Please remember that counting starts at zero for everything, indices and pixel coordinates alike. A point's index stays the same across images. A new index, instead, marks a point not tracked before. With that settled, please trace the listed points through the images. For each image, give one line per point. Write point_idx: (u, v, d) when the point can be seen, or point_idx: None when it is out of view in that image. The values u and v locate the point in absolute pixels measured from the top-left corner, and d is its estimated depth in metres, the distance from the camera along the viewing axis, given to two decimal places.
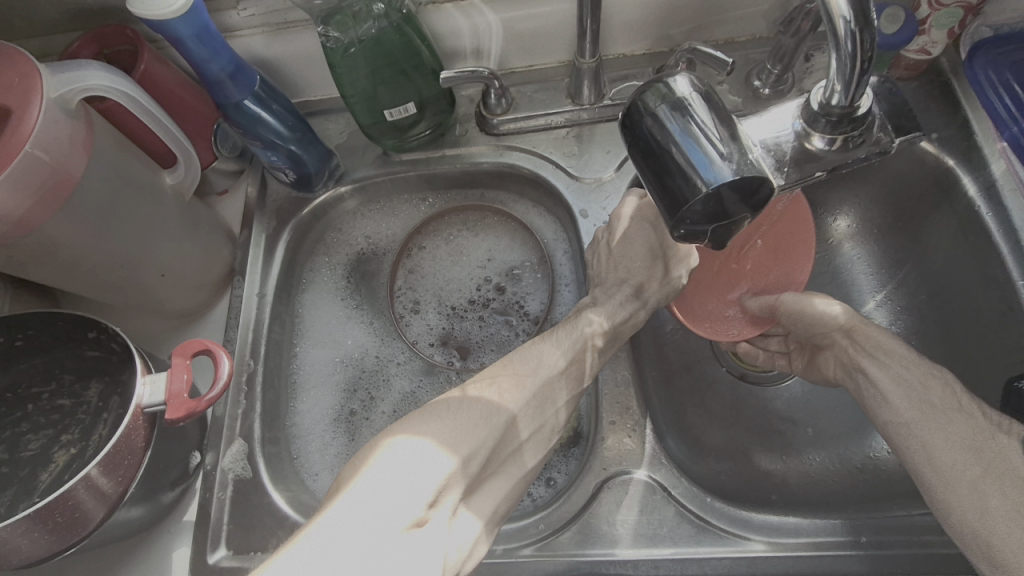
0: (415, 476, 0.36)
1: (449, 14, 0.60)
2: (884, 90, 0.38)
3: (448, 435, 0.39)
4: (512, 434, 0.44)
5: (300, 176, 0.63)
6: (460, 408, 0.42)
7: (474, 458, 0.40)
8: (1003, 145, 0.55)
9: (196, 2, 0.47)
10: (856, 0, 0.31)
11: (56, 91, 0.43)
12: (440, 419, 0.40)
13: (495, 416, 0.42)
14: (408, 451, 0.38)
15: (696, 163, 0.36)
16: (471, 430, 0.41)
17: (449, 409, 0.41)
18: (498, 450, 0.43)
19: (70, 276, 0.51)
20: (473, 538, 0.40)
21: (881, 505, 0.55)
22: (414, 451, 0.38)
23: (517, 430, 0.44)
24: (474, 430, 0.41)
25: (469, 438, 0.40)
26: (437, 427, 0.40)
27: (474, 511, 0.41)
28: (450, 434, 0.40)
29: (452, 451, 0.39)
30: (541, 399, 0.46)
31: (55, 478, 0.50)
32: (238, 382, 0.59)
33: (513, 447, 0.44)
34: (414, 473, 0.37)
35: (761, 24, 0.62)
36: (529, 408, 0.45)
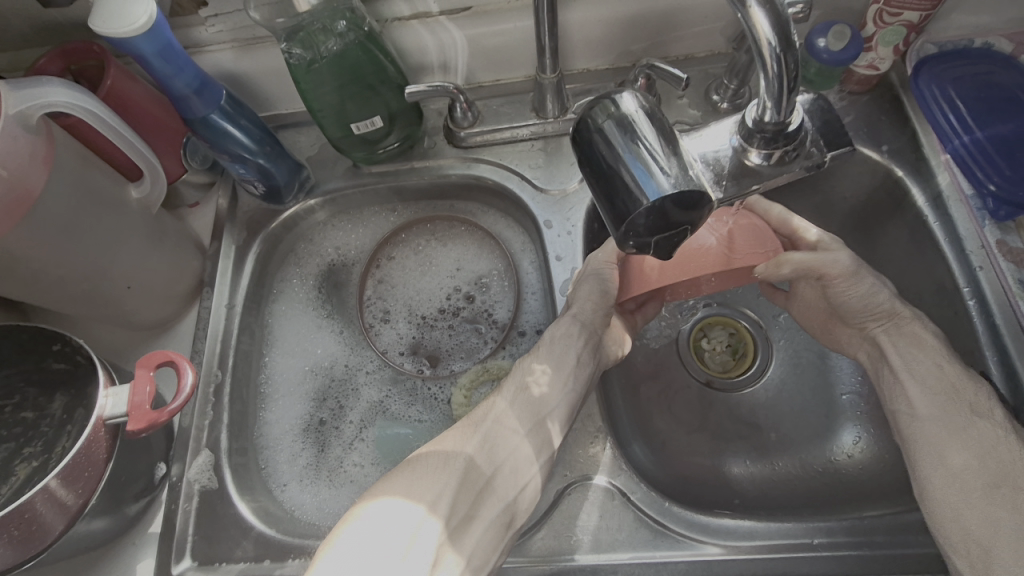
0: (386, 529, 0.40)
1: (414, 30, 0.61)
2: (818, 107, 0.40)
3: (414, 487, 0.43)
4: (477, 471, 0.45)
5: (269, 189, 0.63)
6: (423, 464, 0.45)
7: (442, 501, 0.43)
8: (946, 157, 0.57)
9: (158, 21, 0.48)
10: (779, 24, 0.33)
11: (15, 107, 0.43)
12: (406, 474, 0.44)
13: (454, 459, 0.45)
14: (377, 509, 0.41)
15: (639, 178, 0.37)
16: (435, 479, 0.44)
17: (415, 463, 0.45)
18: (468, 490, 0.44)
19: (34, 289, 0.51)
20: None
21: (838, 508, 0.56)
22: (382, 509, 0.41)
23: (482, 466, 0.46)
24: (439, 477, 0.44)
25: (435, 487, 0.43)
26: (402, 484, 0.43)
27: (458, 552, 0.42)
28: (415, 487, 0.43)
29: (418, 499, 0.42)
30: (496, 433, 0.48)
31: (15, 491, 0.50)
32: (205, 393, 0.60)
33: (483, 482, 0.45)
34: (384, 527, 0.40)
35: (719, 40, 0.64)
36: (491, 445, 0.47)
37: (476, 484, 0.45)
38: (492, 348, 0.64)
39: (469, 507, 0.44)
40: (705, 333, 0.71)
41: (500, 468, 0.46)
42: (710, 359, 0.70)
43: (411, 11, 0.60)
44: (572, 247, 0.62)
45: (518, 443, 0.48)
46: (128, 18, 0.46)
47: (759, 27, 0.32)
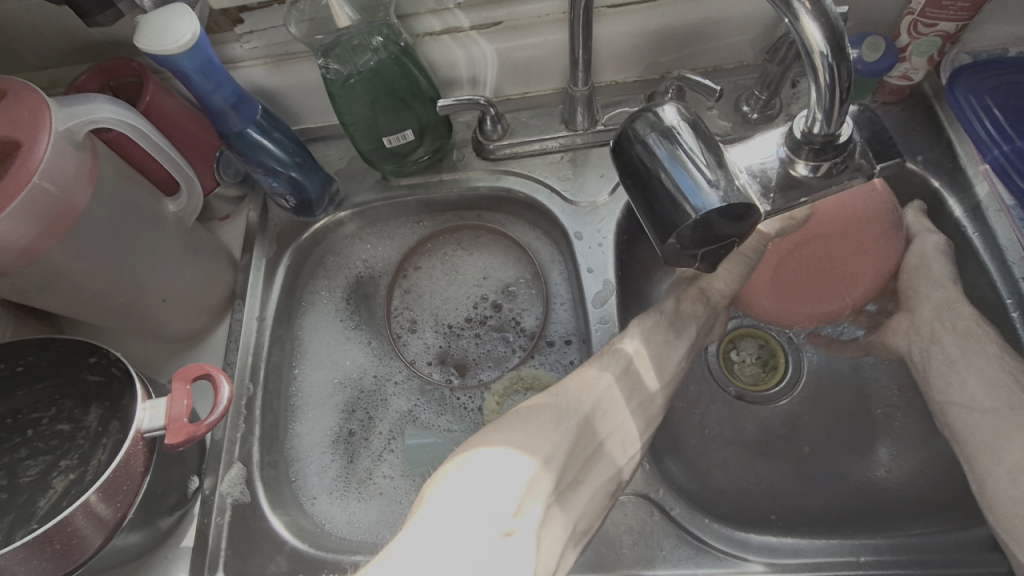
0: (505, 475, 0.38)
1: (446, 45, 0.62)
2: (864, 118, 0.39)
3: (531, 438, 0.41)
4: (587, 435, 0.44)
5: (300, 202, 0.64)
6: (533, 417, 0.43)
7: (557, 458, 0.41)
8: (986, 167, 0.57)
9: (200, 37, 0.49)
10: (832, 35, 0.33)
11: (63, 124, 0.44)
12: (521, 424, 0.42)
13: (569, 418, 0.43)
14: (495, 455, 0.39)
15: (685, 189, 0.37)
16: (547, 434, 0.42)
17: (531, 414, 0.43)
18: (578, 454, 0.43)
19: (73, 303, 0.52)
20: (559, 539, 0.40)
21: (880, 526, 0.55)
22: (495, 459, 0.39)
23: (593, 430, 0.45)
24: (555, 432, 0.42)
25: (553, 443, 0.41)
26: (513, 435, 0.41)
27: (563, 516, 0.41)
28: (527, 439, 0.41)
29: (537, 451, 0.40)
30: (606, 402, 0.46)
31: (53, 504, 0.50)
32: (237, 407, 0.60)
33: (593, 447, 0.44)
34: (503, 474, 0.38)
35: (748, 51, 0.64)
36: (602, 407, 0.46)
37: (586, 449, 0.44)
38: (521, 357, 0.64)
39: (575, 472, 0.43)
40: (734, 345, 0.69)
41: (608, 439, 0.45)
42: (739, 371, 0.68)
43: (443, 26, 0.60)
44: (603, 259, 0.62)
45: (625, 415, 0.47)
46: (173, 35, 0.47)
47: (812, 37, 0.33)
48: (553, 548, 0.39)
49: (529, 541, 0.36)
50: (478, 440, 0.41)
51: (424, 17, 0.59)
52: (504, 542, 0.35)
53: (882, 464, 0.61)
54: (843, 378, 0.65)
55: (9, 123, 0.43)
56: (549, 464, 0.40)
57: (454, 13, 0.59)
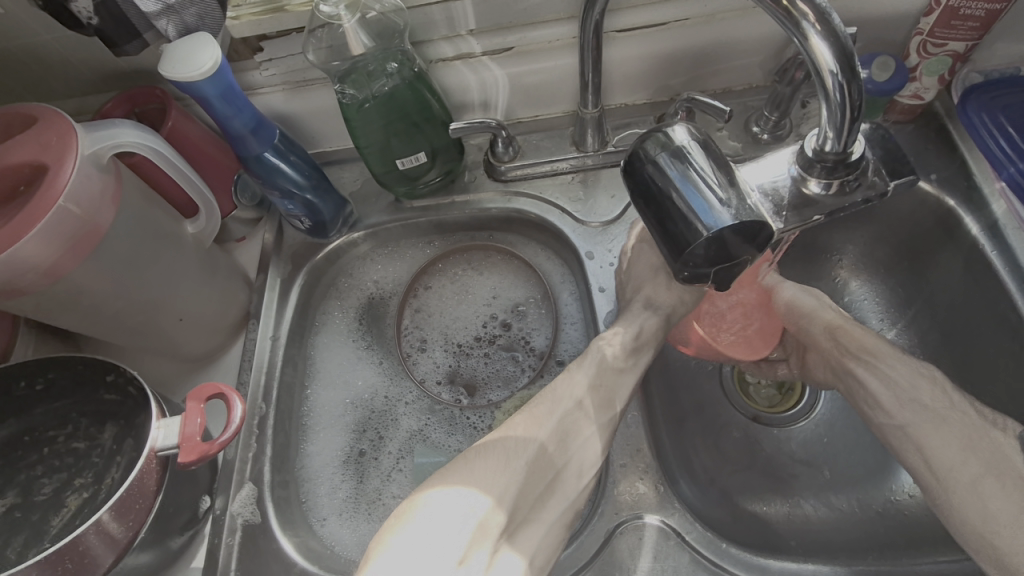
0: (453, 520, 0.38)
1: (458, 70, 0.63)
2: (877, 136, 0.39)
3: (481, 477, 0.40)
4: (544, 466, 0.43)
5: (315, 224, 0.65)
6: (487, 453, 0.42)
7: (509, 496, 0.40)
8: (1002, 185, 0.56)
9: (222, 65, 0.50)
10: (842, 55, 0.33)
11: (89, 148, 0.46)
12: (475, 461, 0.41)
13: (521, 452, 0.42)
14: (443, 498, 0.39)
15: (696, 208, 0.37)
16: (500, 472, 0.41)
17: (481, 451, 0.42)
18: (533, 485, 0.42)
19: (93, 322, 0.53)
20: None
21: (905, 553, 0.53)
22: (444, 503, 0.39)
23: (550, 462, 0.44)
24: (507, 469, 0.41)
25: (506, 480, 0.41)
26: (464, 475, 0.41)
27: (517, 549, 0.40)
28: (479, 479, 0.40)
29: (487, 489, 0.40)
30: (567, 428, 0.45)
31: (67, 522, 0.50)
32: (249, 426, 0.60)
33: (551, 474, 0.43)
34: (450, 519, 0.38)
35: (757, 73, 0.65)
36: (558, 436, 0.45)
37: (543, 482, 0.43)
38: (531, 376, 0.64)
39: (530, 504, 0.42)
40: None
41: (568, 465, 0.44)
42: (755, 392, 0.67)
43: (455, 53, 0.62)
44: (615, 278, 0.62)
45: (588, 441, 0.46)
46: (196, 63, 0.49)
47: (821, 57, 0.33)
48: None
49: None
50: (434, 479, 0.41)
51: (437, 43, 0.61)
52: None
53: (905, 489, 0.59)
54: None
55: (39, 148, 0.45)
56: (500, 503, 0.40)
57: (467, 40, 0.61)
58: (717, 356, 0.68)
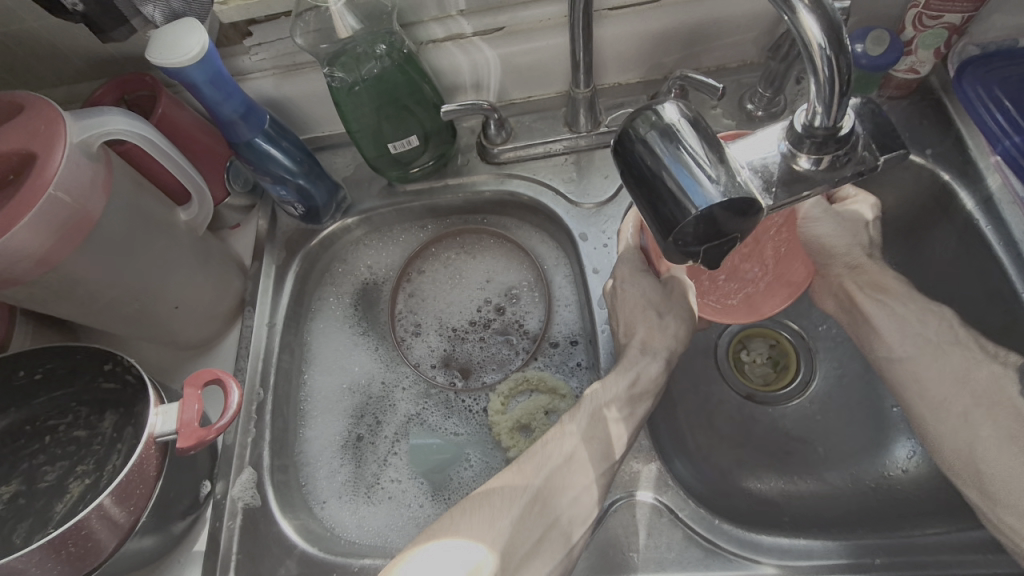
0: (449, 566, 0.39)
1: (449, 52, 0.63)
2: (868, 111, 0.39)
3: (481, 525, 0.42)
4: (543, 512, 0.44)
5: (308, 209, 0.65)
6: (486, 502, 0.44)
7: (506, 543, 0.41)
8: (997, 159, 0.56)
9: (209, 50, 0.50)
10: (830, 28, 0.32)
11: (78, 136, 0.45)
12: (475, 509, 0.43)
13: (518, 498, 0.43)
14: (440, 547, 0.41)
15: (686, 187, 0.37)
16: (497, 519, 0.42)
17: (481, 501, 0.44)
18: (535, 528, 0.43)
19: (89, 310, 0.53)
20: None
21: (897, 526, 0.53)
22: (444, 551, 0.40)
23: (548, 506, 0.44)
24: (504, 517, 0.43)
25: (504, 527, 0.42)
26: (465, 523, 0.42)
27: None
28: (479, 528, 0.42)
29: (485, 538, 0.41)
30: (567, 475, 0.46)
31: (70, 509, 0.51)
32: (248, 411, 0.60)
33: (551, 521, 0.44)
34: (446, 567, 0.40)
35: (751, 50, 0.64)
36: (557, 485, 0.45)
37: (541, 527, 0.43)
38: (525, 359, 0.64)
39: (531, 545, 0.43)
40: (745, 344, 0.69)
41: (566, 510, 0.45)
42: (750, 372, 0.68)
43: (446, 33, 0.61)
44: (609, 260, 0.62)
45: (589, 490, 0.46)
46: (182, 48, 0.48)
47: (809, 31, 0.33)
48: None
49: None
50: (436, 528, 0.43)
51: (426, 24, 0.60)
52: None
53: (897, 464, 0.59)
54: (856, 375, 0.64)
55: (27, 136, 0.45)
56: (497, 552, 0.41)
57: (457, 20, 0.60)
58: (712, 335, 0.68)
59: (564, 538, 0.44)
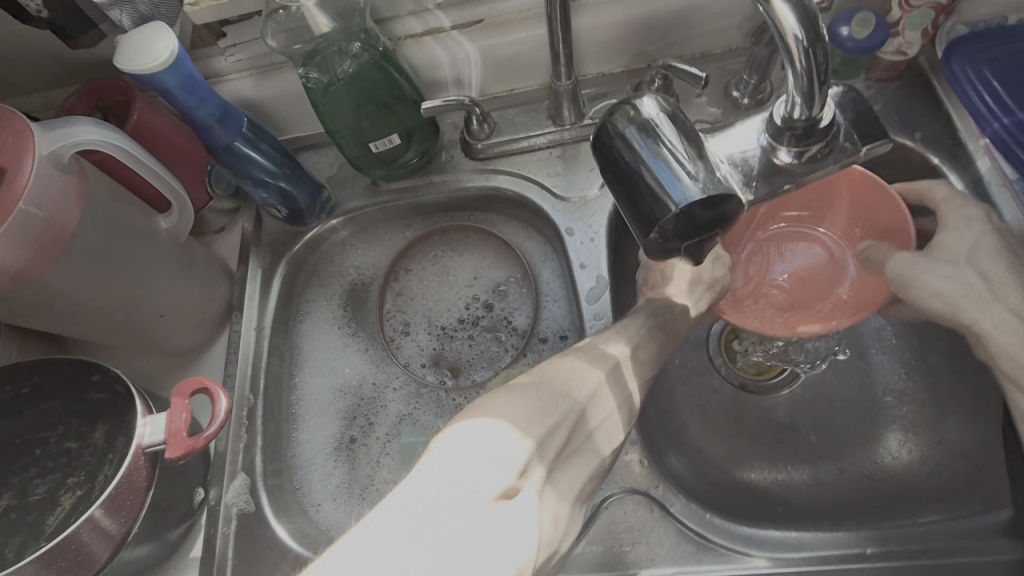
0: (486, 454, 0.35)
1: (428, 47, 0.61)
2: (849, 99, 0.38)
3: (515, 413, 0.37)
4: (577, 423, 0.40)
5: (292, 211, 0.64)
6: (521, 391, 0.40)
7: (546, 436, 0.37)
8: (986, 141, 0.55)
9: (180, 54, 0.49)
10: (806, 18, 0.32)
11: (47, 148, 0.45)
12: (504, 401, 0.39)
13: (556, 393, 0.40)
14: (478, 428, 0.36)
15: (665, 183, 0.36)
16: (537, 411, 0.38)
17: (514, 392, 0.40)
18: (573, 435, 0.40)
19: (72, 323, 0.53)
20: (556, 517, 0.37)
21: (888, 516, 0.54)
22: (480, 431, 0.36)
23: (584, 417, 0.41)
24: (543, 412, 0.38)
25: (539, 415, 0.38)
26: (504, 408, 0.38)
27: (556, 492, 0.37)
28: (519, 414, 0.37)
29: (526, 430, 0.36)
30: (596, 389, 0.42)
31: (63, 520, 0.51)
32: (239, 417, 0.60)
33: (584, 429, 0.40)
34: (483, 444, 0.35)
35: (736, 35, 0.63)
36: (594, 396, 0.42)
37: (578, 434, 0.40)
38: (515, 355, 0.64)
39: (572, 447, 0.40)
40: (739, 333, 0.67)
41: (600, 425, 0.42)
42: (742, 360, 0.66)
43: (424, 28, 0.60)
44: (596, 254, 0.61)
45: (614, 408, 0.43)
46: (152, 54, 0.47)
47: (784, 21, 0.32)
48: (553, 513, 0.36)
49: (518, 522, 0.34)
50: (471, 411, 0.38)
51: (404, 19, 0.59)
52: (498, 510, 0.33)
53: (889, 450, 0.59)
54: (848, 363, 0.64)
55: None
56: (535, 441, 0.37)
57: (435, 14, 0.59)
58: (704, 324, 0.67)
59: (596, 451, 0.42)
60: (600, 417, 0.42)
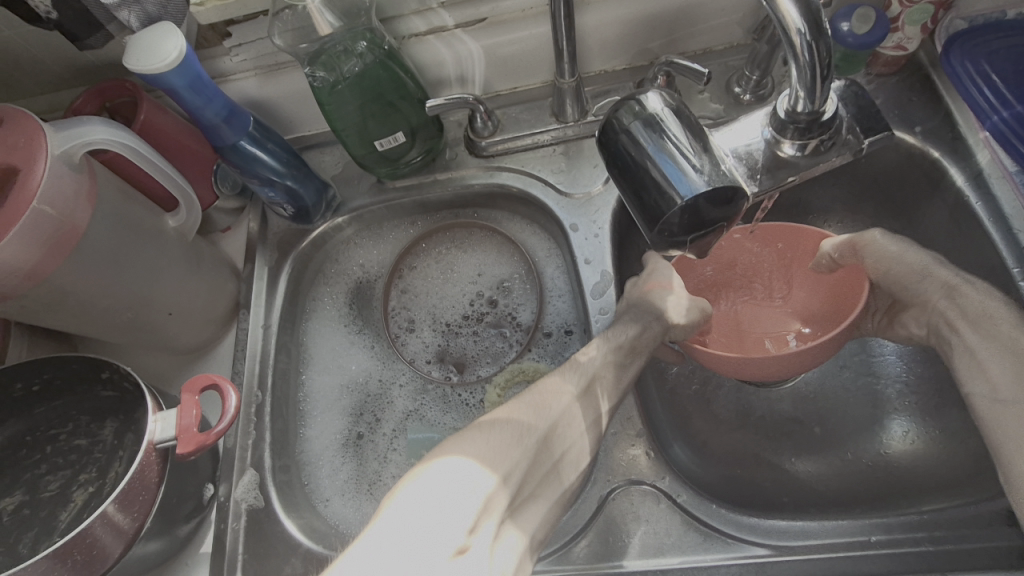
0: (453, 490, 0.34)
1: (432, 45, 0.62)
2: (851, 93, 0.39)
3: (485, 451, 0.37)
4: (545, 455, 0.41)
5: (298, 210, 0.65)
6: (494, 428, 0.39)
7: (516, 473, 0.37)
8: (986, 134, 0.56)
9: (188, 54, 0.49)
10: (808, 13, 0.32)
11: (59, 148, 0.45)
12: (478, 435, 0.39)
13: (529, 429, 0.40)
14: (445, 468, 0.35)
15: (671, 177, 0.37)
16: (507, 449, 0.38)
17: (486, 427, 0.39)
18: (537, 469, 0.40)
19: (81, 321, 0.53)
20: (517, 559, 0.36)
21: (892, 505, 0.54)
22: (451, 470, 0.35)
23: (551, 448, 0.41)
24: (513, 447, 0.38)
25: (507, 453, 0.38)
26: (473, 446, 0.37)
27: (518, 531, 0.37)
28: (488, 452, 0.37)
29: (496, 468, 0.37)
30: (565, 420, 0.43)
31: (75, 516, 0.51)
32: (247, 414, 0.61)
33: (551, 464, 0.41)
34: (451, 485, 0.34)
35: (737, 31, 0.63)
36: (563, 422, 0.42)
37: (545, 466, 0.40)
38: (520, 350, 0.65)
39: (533, 487, 0.40)
40: None
41: (567, 452, 0.42)
42: None
43: (428, 27, 0.61)
44: (600, 249, 0.62)
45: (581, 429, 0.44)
46: (161, 54, 0.48)
47: (787, 16, 0.32)
48: (512, 562, 0.36)
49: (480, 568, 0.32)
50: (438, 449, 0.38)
51: (408, 18, 0.60)
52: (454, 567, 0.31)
53: (892, 440, 0.60)
54: (850, 355, 0.65)
55: (8, 150, 0.45)
56: (502, 478, 0.36)
57: (438, 13, 0.60)
58: None
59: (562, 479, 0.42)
60: (567, 442, 0.42)
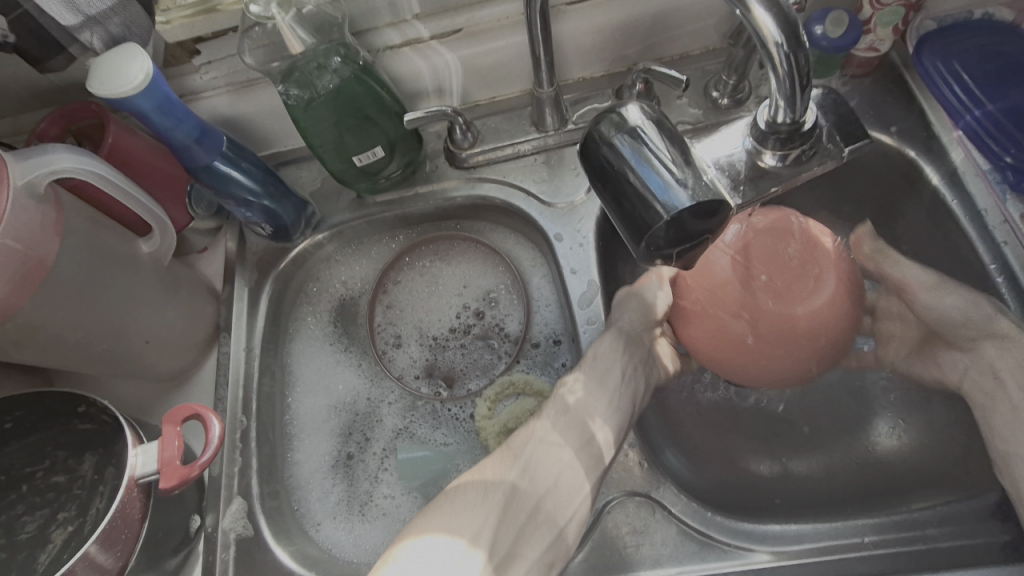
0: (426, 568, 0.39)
1: (407, 57, 0.61)
2: (830, 101, 0.39)
3: (456, 522, 0.42)
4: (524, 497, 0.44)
5: (276, 229, 0.63)
6: (457, 495, 0.44)
7: (484, 532, 0.41)
8: (959, 134, 0.57)
9: (156, 76, 0.47)
10: (786, 25, 0.32)
11: (22, 178, 0.42)
12: (445, 503, 0.44)
13: (494, 486, 0.44)
14: (413, 547, 0.40)
15: (655, 190, 0.37)
16: (472, 510, 0.43)
17: (449, 494, 0.44)
18: (518, 513, 0.43)
19: (52, 355, 0.50)
20: None
21: (887, 501, 0.54)
22: (422, 550, 0.40)
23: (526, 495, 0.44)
24: (478, 506, 0.43)
25: (471, 518, 0.42)
26: (438, 520, 0.42)
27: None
28: (453, 522, 0.42)
29: (458, 533, 0.41)
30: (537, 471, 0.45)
31: (54, 558, 0.49)
32: (232, 440, 0.59)
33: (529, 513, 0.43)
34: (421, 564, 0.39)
35: (713, 36, 0.63)
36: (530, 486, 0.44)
37: (522, 512, 0.43)
38: (509, 362, 0.64)
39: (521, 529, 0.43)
40: None
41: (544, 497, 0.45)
42: None
43: (402, 39, 0.60)
44: (586, 258, 0.61)
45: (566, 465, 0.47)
46: (126, 77, 0.46)
47: (765, 28, 0.32)
48: None
49: None
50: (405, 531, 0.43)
51: (383, 31, 0.59)
52: None
53: (881, 437, 0.60)
54: None
55: None
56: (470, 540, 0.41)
57: (413, 24, 0.59)
58: None
59: (546, 525, 0.44)
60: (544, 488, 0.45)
